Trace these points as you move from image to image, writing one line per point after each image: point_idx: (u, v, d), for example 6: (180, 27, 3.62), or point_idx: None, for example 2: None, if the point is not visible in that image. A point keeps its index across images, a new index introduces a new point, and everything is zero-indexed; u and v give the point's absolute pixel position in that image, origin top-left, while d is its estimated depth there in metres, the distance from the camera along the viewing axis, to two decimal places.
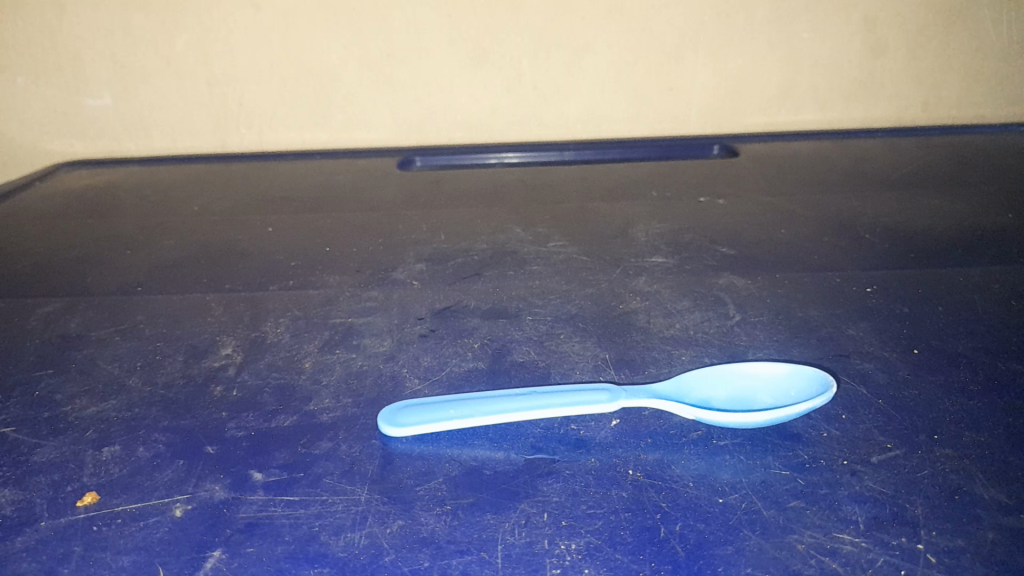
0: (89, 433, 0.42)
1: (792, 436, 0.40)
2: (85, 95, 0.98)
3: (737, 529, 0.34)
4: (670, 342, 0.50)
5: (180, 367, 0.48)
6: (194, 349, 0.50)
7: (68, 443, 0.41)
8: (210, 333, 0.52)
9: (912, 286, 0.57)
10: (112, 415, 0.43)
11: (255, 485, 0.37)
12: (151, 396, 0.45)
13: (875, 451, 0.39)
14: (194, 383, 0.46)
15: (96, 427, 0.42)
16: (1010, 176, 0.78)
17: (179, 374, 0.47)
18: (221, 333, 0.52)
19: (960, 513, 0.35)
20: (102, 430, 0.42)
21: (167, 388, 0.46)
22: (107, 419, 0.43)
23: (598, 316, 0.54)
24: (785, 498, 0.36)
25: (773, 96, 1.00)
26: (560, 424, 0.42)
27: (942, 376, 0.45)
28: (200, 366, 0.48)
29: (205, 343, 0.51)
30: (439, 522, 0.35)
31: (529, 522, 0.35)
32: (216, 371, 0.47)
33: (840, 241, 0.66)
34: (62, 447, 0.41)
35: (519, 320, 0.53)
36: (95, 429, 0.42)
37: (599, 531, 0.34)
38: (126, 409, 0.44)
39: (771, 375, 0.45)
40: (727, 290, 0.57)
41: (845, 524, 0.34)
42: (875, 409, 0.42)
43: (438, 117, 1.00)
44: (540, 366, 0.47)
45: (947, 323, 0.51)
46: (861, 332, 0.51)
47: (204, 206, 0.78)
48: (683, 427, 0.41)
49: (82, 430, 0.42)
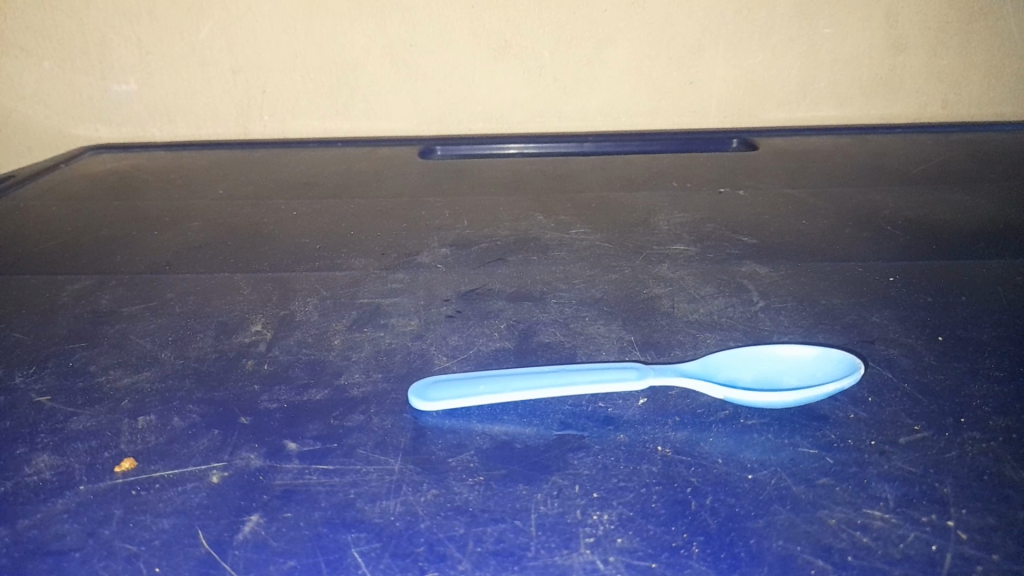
0: (123, 404, 0.42)
1: (819, 417, 0.41)
2: (110, 81, 0.99)
3: (768, 504, 0.35)
4: (694, 326, 0.50)
5: (212, 343, 0.49)
6: (225, 326, 0.51)
7: (104, 413, 0.41)
8: (239, 311, 0.53)
9: (934, 277, 0.57)
10: (146, 388, 0.44)
11: (290, 454, 0.38)
12: (183, 370, 0.46)
13: (902, 433, 0.39)
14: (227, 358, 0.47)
15: (128, 399, 0.43)
16: None
17: (211, 350, 0.48)
18: (249, 312, 0.53)
19: (989, 493, 0.35)
20: (138, 401, 0.42)
21: (199, 363, 0.46)
22: (141, 392, 0.43)
23: (623, 300, 0.54)
24: (814, 476, 0.36)
25: (792, 93, 1.00)
26: (588, 402, 0.42)
27: (968, 363, 0.45)
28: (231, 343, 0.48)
29: (234, 321, 0.51)
30: (472, 492, 0.35)
31: (562, 494, 0.35)
32: (247, 346, 0.48)
33: (862, 232, 0.66)
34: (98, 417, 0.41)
35: (544, 303, 0.54)
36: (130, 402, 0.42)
37: (631, 503, 0.35)
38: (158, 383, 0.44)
39: (799, 358, 0.45)
40: (750, 278, 0.57)
41: (875, 501, 0.35)
42: (902, 393, 0.42)
43: (458, 108, 1.00)
44: (566, 347, 0.48)
45: (971, 312, 0.51)
46: (885, 319, 0.51)
47: (228, 190, 0.79)
48: (710, 407, 0.41)
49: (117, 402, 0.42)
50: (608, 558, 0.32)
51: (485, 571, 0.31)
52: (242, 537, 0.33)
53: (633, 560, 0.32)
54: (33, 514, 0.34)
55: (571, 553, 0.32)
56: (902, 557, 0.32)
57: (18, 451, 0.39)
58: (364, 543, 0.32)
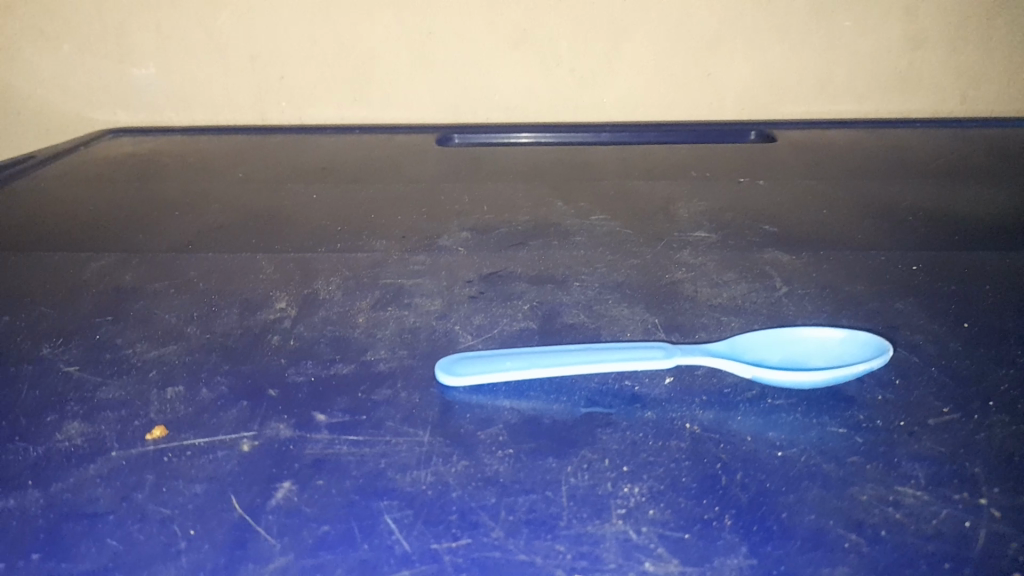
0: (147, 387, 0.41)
1: (847, 399, 0.41)
2: (129, 66, 0.99)
3: (798, 480, 0.35)
4: (718, 310, 0.50)
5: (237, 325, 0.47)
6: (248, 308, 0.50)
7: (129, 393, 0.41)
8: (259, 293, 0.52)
9: (957, 267, 0.57)
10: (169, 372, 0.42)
11: (320, 425, 0.38)
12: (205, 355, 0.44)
13: (930, 415, 0.39)
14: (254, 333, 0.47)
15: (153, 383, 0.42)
16: None
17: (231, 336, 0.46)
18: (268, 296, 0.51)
19: (1016, 472, 0.35)
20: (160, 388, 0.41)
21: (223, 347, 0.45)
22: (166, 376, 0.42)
23: (646, 284, 0.54)
24: (844, 454, 0.36)
25: (809, 88, 1.00)
26: (614, 380, 0.42)
27: (992, 350, 0.46)
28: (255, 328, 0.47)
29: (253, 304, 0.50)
30: (503, 464, 0.35)
31: (592, 467, 0.35)
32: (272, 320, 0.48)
33: (883, 222, 0.66)
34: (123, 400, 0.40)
35: (566, 286, 0.53)
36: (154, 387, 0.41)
37: (661, 477, 0.35)
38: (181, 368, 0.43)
39: (825, 339, 0.45)
40: (773, 265, 0.57)
41: (905, 479, 0.35)
42: (928, 378, 0.43)
43: (475, 97, 1.00)
44: (590, 328, 0.48)
45: (994, 300, 0.51)
46: (908, 307, 0.51)
47: (247, 174, 0.79)
48: (737, 386, 0.41)
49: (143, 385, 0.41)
50: (640, 529, 0.32)
51: (519, 539, 0.31)
52: (275, 503, 0.33)
53: (665, 531, 0.32)
54: (65, 478, 0.34)
55: (603, 524, 0.32)
56: (934, 532, 0.32)
57: (49, 418, 0.39)
58: (397, 511, 0.32)
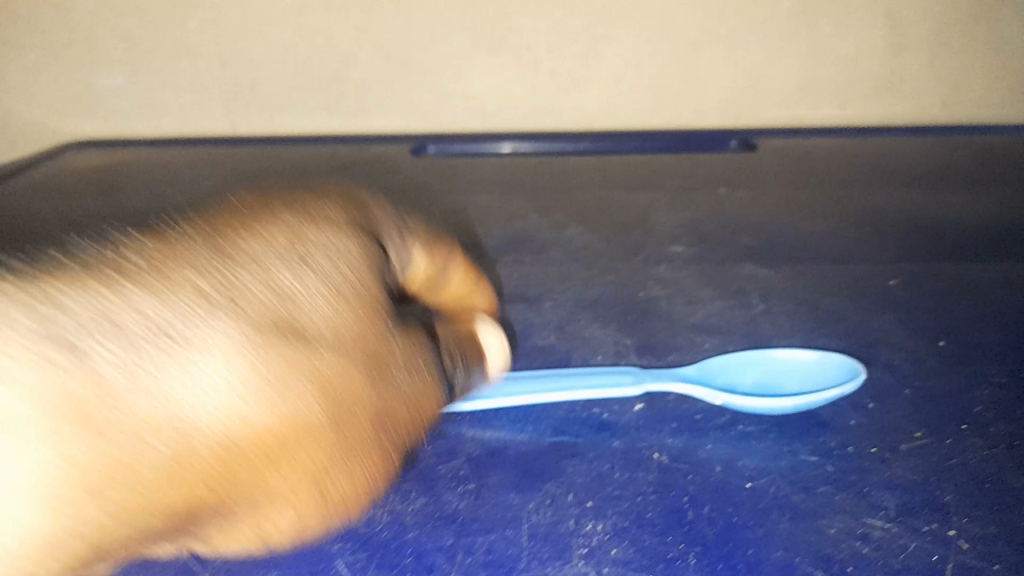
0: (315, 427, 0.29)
1: (820, 423, 0.40)
2: (101, 75, 0.98)
3: (767, 513, 0.34)
4: (692, 330, 0.49)
5: (338, 277, 0.33)
6: (327, 243, 0.34)
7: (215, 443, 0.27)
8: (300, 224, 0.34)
9: (937, 279, 0.56)
10: (234, 361, 0.28)
11: None
12: (301, 329, 0.30)
13: (904, 440, 0.39)
14: (294, 276, 0.32)
15: (302, 431, 0.29)
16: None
17: (372, 319, 0.33)
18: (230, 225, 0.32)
19: (989, 500, 0.34)
20: (205, 477, 0.26)
21: (299, 306, 0.31)
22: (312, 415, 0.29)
23: (619, 302, 0.53)
24: (814, 484, 0.35)
25: (794, 93, 0.99)
26: (582, 407, 0.41)
27: (970, 369, 0.45)
28: (324, 281, 0.32)
29: (339, 241, 0.34)
30: (462, 501, 0.34)
31: (554, 502, 0.34)
32: (240, 238, 0.32)
33: (865, 234, 0.65)
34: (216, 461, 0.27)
35: (539, 305, 0.52)
36: (251, 419, 0.28)
37: (626, 513, 0.34)
38: (274, 348, 0.29)
39: (794, 362, 0.45)
40: (749, 281, 0.56)
41: (876, 510, 0.34)
42: (904, 400, 0.42)
43: (452, 106, 0.99)
44: (561, 350, 0.47)
45: (972, 315, 0.50)
46: (886, 323, 0.50)
47: (219, 187, 0.78)
48: (708, 412, 0.41)
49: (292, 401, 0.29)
50: (601, 570, 0.31)
51: None
52: None
53: (627, 571, 0.31)
54: None
55: (563, 565, 0.31)
56: (903, 567, 0.31)
57: None
58: (350, 554, 0.31)
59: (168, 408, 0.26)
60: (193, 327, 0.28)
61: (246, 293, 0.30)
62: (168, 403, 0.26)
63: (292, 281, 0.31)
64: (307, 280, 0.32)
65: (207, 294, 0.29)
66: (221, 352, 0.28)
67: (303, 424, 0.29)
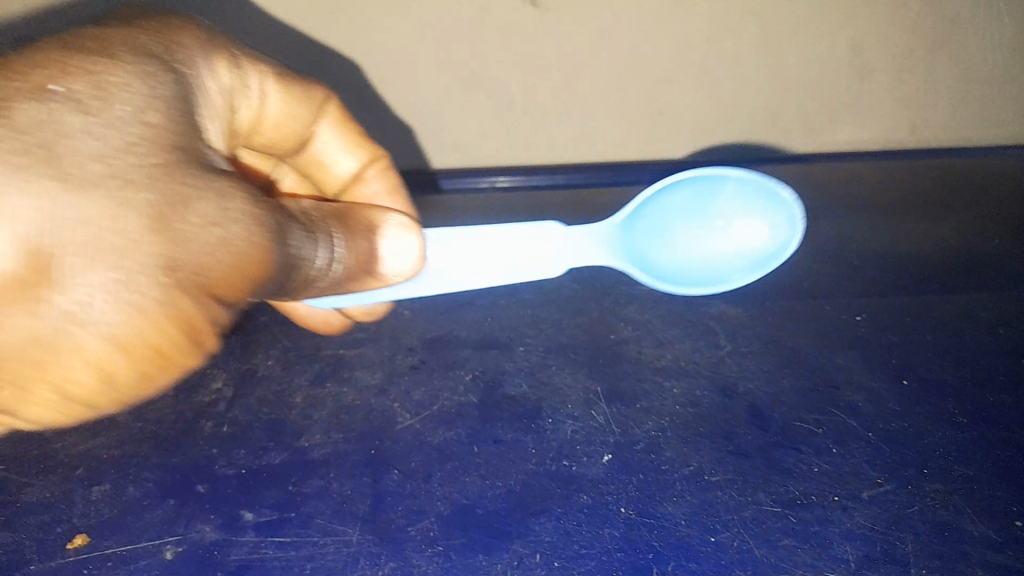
0: (193, 360, 0.28)
1: (783, 471, 0.41)
2: None
3: (728, 570, 0.36)
4: (660, 373, 0.48)
5: (237, 245, 0.28)
6: (231, 203, 0.28)
7: (109, 375, 0.26)
8: (195, 168, 0.27)
9: (901, 312, 0.54)
10: (106, 324, 0.24)
11: (246, 525, 0.38)
12: (189, 291, 0.26)
13: (865, 485, 0.40)
14: (197, 230, 0.26)
15: (180, 363, 0.28)
16: (995, 199, 0.77)
17: (268, 245, 0.29)
18: (125, 157, 0.25)
19: (950, 549, 0.37)
20: (122, 395, 0.27)
21: (201, 269, 0.26)
22: (185, 359, 0.28)
23: (589, 345, 0.50)
24: (775, 536, 0.37)
25: (840, 85, 0.76)
26: (552, 459, 0.42)
27: (930, 408, 0.46)
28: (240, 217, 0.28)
29: (245, 209, 0.28)
30: (431, 565, 0.36)
31: (521, 564, 0.36)
32: (141, 175, 0.25)
33: (838, 243, 0.63)
34: (102, 381, 0.26)
35: (510, 351, 0.50)
36: (133, 358, 0.26)
37: (591, 573, 0.36)
38: (157, 311, 0.25)
39: (745, 245, 0.50)
40: (719, 319, 0.53)
41: (836, 563, 0.36)
42: (866, 442, 0.43)
43: None
44: (530, 400, 0.46)
45: (935, 349, 0.50)
46: (850, 361, 0.49)
47: None
48: (674, 461, 0.41)
49: (168, 348, 0.27)
50: None
51: None
52: None
53: None
54: None
55: None
56: None
57: None
58: None
59: (52, 352, 0.24)
60: (88, 305, 0.23)
61: (137, 252, 0.24)
62: (54, 346, 0.24)
63: (193, 237, 0.26)
64: (200, 233, 0.26)
65: (107, 248, 0.24)
66: (96, 321, 0.24)
67: (172, 363, 0.27)
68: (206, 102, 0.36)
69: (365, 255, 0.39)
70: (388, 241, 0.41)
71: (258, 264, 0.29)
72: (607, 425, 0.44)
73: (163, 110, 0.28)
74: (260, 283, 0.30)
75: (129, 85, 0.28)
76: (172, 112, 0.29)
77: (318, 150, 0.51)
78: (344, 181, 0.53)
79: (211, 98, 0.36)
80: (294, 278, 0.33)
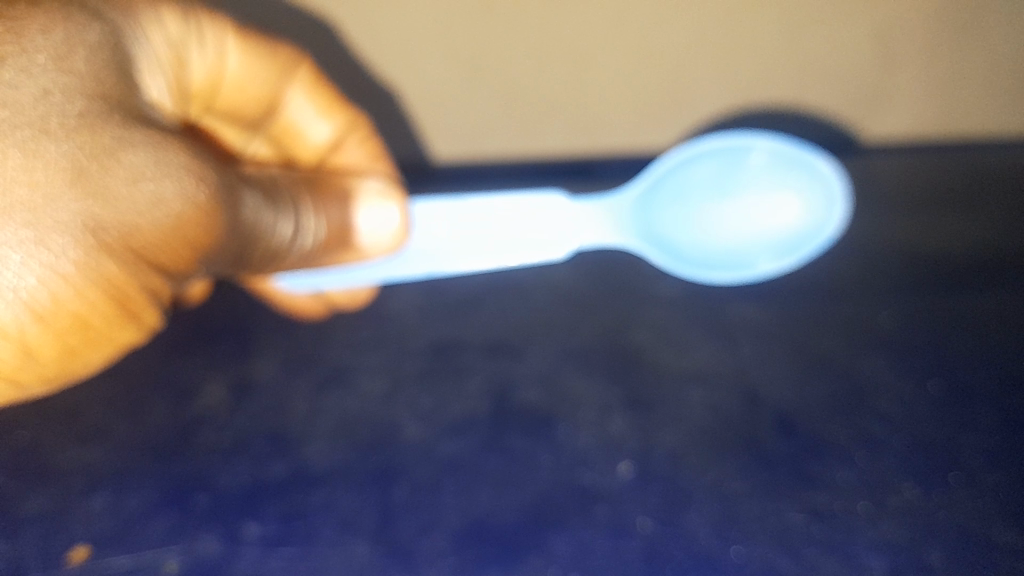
0: (124, 331, 0.33)
1: (807, 480, 0.39)
2: None
3: None
4: (678, 378, 0.46)
5: (171, 206, 0.32)
6: (163, 165, 0.32)
7: (29, 347, 0.30)
8: (120, 126, 0.31)
9: (927, 314, 0.52)
10: (24, 285, 0.28)
11: (253, 539, 0.38)
12: (121, 256, 0.31)
13: (890, 494, 0.39)
14: (125, 189, 0.30)
15: (111, 337, 0.33)
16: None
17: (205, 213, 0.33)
18: (40, 106, 0.29)
19: (972, 558, 0.36)
20: (53, 360, 0.31)
21: (131, 234, 0.31)
22: (118, 332, 0.33)
23: (605, 348, 0.49)
24: (800, 547, 0.36)
25: (914, 84, 0.64)
26: (568, 471, 0.40)
27: (959, 414, 0.44)
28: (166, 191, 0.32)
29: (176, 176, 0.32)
30: None
31: None
32: (56, 126, 0.29)
33: (861, 233, 0.60)
34: (25, 350, 0.30)
35: (522, 356, 0.48)
36: (58, 329, 0.30)
37: None
38: (83, 275, 0.29)
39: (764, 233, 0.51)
40: (738, 320, 0.51)
41: None
42: (892, 450, 0.41)
43: None
44: (544, 408, 0.44)
45: (963, 353, 0.48)
46: (876, 366, 0.47)
47: None
48: (692, 470, 0.40)
49: (99, 321, 0.31)
50: None
51: None
52: None
53: None
54: None
55: None
56: None
57: None
58: None
59: None
60: (8, 262, 0.28)
61: (56, 211, 0.28)
62: None
63: (119, 196, 0.30)
64: (128, 190, 0.30)
65: (23, 206, 0.28)
66: (16, 281, 0.28)
67: (101, 334, 0.32)
68: (149, 56, 0.38)
69: (338, 224, 0.47)
70: (369, 209, 0.49)
71: (198, 232, 0.33)
72: (623, 434, 0.42)
73: (85, 60, 0.32)
74: (196, 253, 0.34)
75: (48, 33, 0.31)
76: (99, 66, 0.33)
77: (291, 114, 0.52)
78: (321, 148, 0.54)
79: (155, 51, 0.39)
80: (250, 245, 0.39)
